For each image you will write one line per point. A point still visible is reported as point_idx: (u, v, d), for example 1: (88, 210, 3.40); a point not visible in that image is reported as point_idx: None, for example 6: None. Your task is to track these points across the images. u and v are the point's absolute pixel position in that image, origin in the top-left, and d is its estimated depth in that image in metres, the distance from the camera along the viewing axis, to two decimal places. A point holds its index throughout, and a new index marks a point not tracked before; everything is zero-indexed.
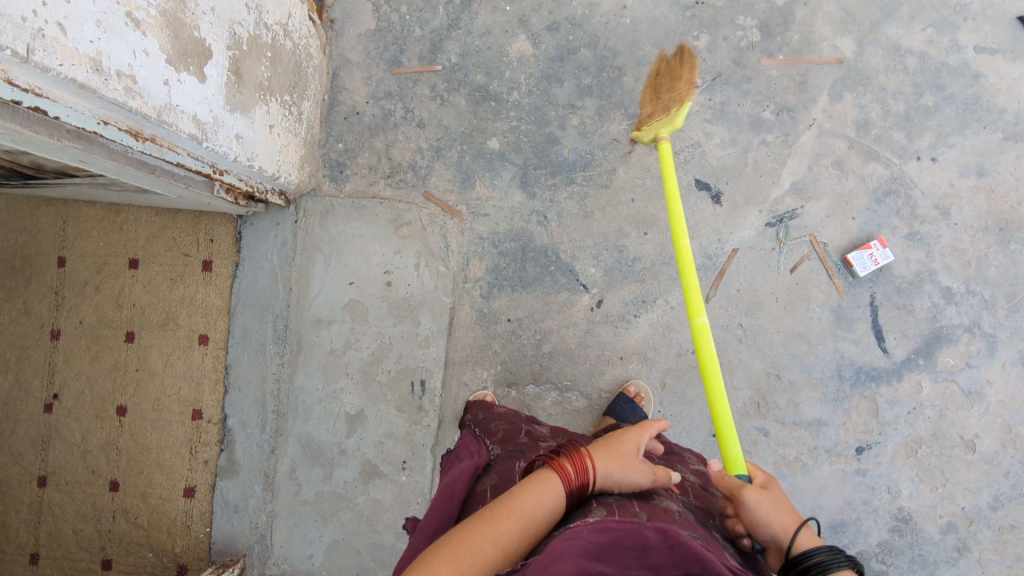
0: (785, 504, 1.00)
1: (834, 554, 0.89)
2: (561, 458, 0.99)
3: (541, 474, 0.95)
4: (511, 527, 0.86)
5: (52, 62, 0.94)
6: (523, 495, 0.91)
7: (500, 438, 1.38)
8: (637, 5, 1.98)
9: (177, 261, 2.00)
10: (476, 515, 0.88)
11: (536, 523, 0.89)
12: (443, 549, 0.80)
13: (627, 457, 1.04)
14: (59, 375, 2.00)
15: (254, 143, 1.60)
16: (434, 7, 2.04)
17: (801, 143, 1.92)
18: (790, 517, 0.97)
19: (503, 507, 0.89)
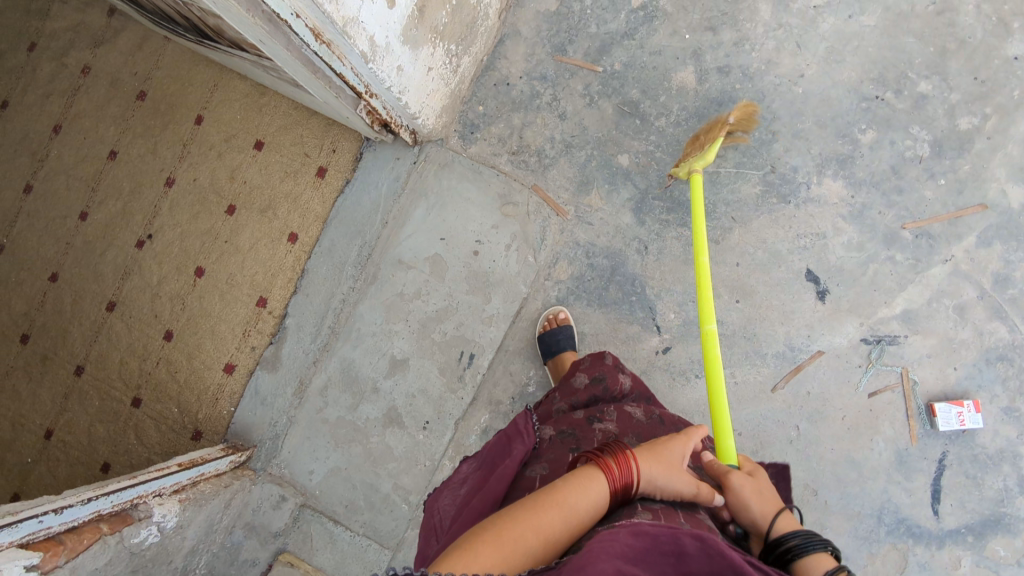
0: (771, 493, 1.11)
1: (808, 538, 0.97)
2: (605, 458, 1.06)
3: (586, 472, 1.03)
4: (552, 518, 0.94)
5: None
6: (567, 490, 0.98)
7: (556, 420, 1.38)
8: (815, 78, 1.92)
9: (296, 158, 2.08)
10: (519, 504, 0.96)
11: (576, 515, 0.96)
12: (488, 535, 0.89)
13: (672, 463, 1.09)
14: (158, 219, 2.13)
15: (410, 79, 1.59)
16: (618, 11, 2.02)
17: (932, 275, 1.83)
18: (770, 504, 1.07)
19: (545, 498, 0.97)
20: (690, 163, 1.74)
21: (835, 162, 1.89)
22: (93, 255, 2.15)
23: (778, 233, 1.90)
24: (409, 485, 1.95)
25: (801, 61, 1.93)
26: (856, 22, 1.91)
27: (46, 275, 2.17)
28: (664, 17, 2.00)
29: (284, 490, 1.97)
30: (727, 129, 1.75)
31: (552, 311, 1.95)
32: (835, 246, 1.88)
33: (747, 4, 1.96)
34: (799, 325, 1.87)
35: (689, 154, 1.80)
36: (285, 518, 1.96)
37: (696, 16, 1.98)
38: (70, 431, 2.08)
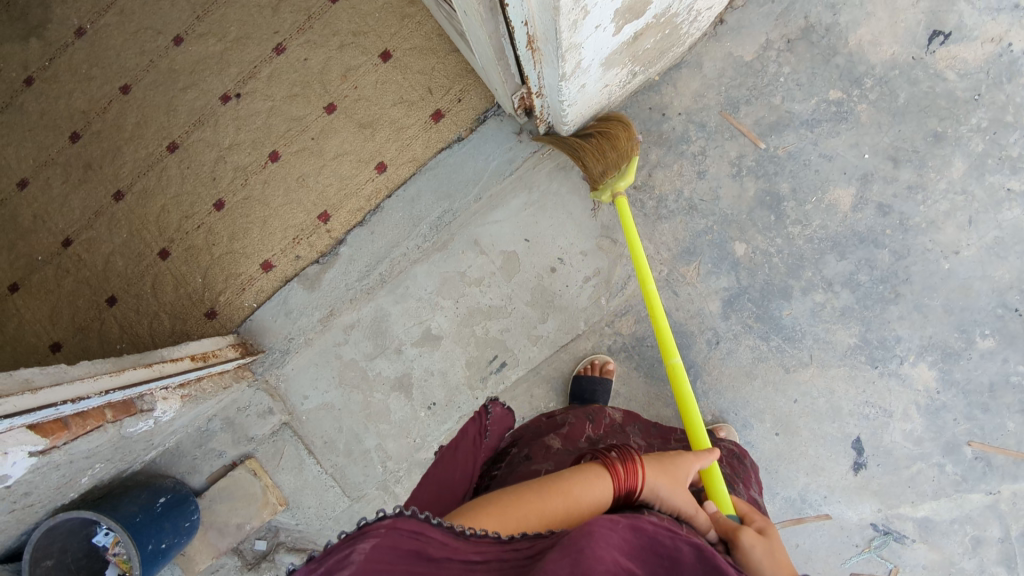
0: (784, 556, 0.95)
1: None
2: (615, 459, 0.98)
3: (591, 467, 0.96)
4: (557, 504, 0.88)
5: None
6: (571, 480, 0.92)
7: (563, 435, 1.35)
8: (968, 260, 1.78)
9: (417, 89, 1.91)
10: (524, 482, 0.91)
11: (581, 509, 0.89)
12: (493, 509, 0.84)
13: (676, 481, 1.01)
14: (253, 81, 1.96)
15: (584, 95, 1.45)
16: (811, 95, 1.83)
17: (970, 498, 1.78)
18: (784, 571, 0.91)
19: (553, 484, 0.91)
20: (612, 181, 1.59)
21: (940, 351, 1.79)
22: (172, 86, 1.99)
23: (849, 390, 1.82)
24: (391, 451, 1.92)
25: (964, 237, 1.78)
26: None
27: (119, 85, 2.00)
28: (855, 124, 1.81)
29: (273, 403, 1.92)
30: (632, 135, 1.62)
31: (595, 357, 1.86)
32: (895, 429, 1.80)
33: (944, 153, 1.78)
34: (822, 482, 1.81)
35: (606, 170, 1.62)
36: (264, 429, 1.93)
37: (887, 140, 1.80)
38: (88, 250, 1.99)
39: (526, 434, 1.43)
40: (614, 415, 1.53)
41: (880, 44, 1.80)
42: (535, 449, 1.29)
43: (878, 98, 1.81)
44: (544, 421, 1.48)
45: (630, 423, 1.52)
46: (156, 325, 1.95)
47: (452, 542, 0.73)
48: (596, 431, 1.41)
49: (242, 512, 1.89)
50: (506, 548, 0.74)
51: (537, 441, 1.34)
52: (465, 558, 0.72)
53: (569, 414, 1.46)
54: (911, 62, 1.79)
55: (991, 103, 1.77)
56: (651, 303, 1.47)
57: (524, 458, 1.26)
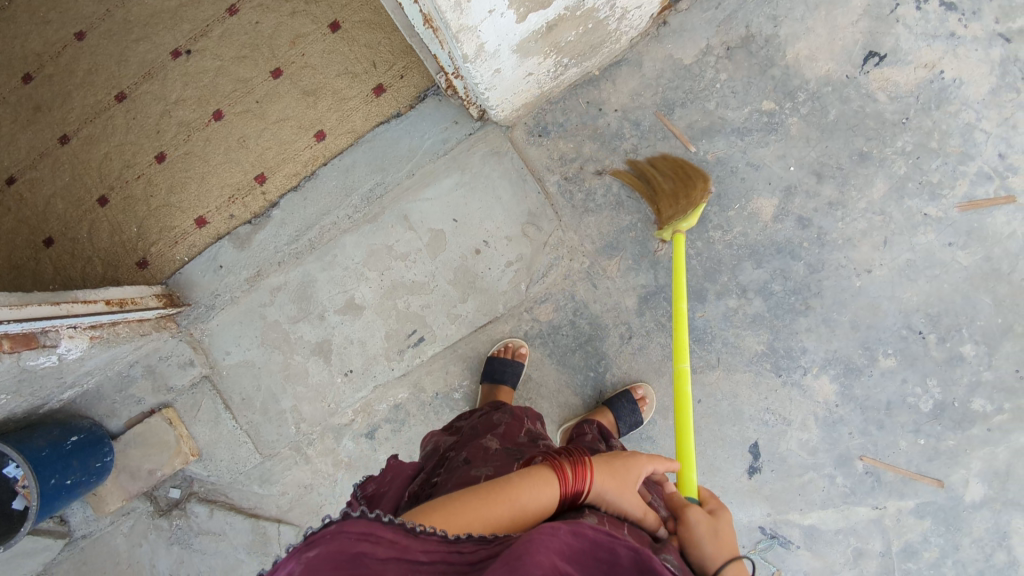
0: (728, 533, 1.07)
1: None
2: (563, 464, 1.03)
3: (539, 472, 1.00)
4: (502, 510, 0.92)
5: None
6: (519, 485, 0.96)
7: (500, 435, 1.36)
8: (878, 280, 1.82)
9: (363, 62, 1.95)
10: (472, 490, 0.94)
11: (526, 515, 0.94)
12: (440, 512, 0.87)
13: (625, 481, 1.07)
14: (205, 40, 1.99)
15: (502, 80, 1.47)
16: (745, 103, 1.85)
17: (856, 510, 1.83)
18: (723, 548, 1.04)
19: (501, 490, 0.94)
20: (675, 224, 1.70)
21: (843, 366, 1.83)
22: (125, 36, 2.02)
23: (751, 396, 1.86)
24: (306, 413, 1.97)
25: (877, 257, 1.82)
26: (951, 253, 1.80)
27: (74, 31, 2.03)
28: (784, 136, 1.84)
29: (195, 356, 1.97)
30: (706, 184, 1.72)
31: (510, 341, 1.91)
32: (792, 438, 1.85)
33: (868, 173, 1.82)
34: (716, 482, 1.86)
35: (675, 215, 1.73)
36: (185, 381, 1.98)
37: (813, 155, 1.84)
38: (31, 190, 2.03)
39: (460, 438, 1.40)
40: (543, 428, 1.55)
41: (817, 60, 1.83)
42: (473, 451, 1.27)
43: (809, 113, 1.84)
44: (479, 422, 1.45)
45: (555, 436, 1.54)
46: (88, 269, 1.99)
47: (401, 542, 0.75)
48: (531, 431, 1.44)
49: (155, 458, 1.96)
50: (452, 552, 0.79)
51: (474, 443, 1.31)
52: (414, 558, 0.75)
53: (504, 413, 1.46)
54: (844, 80, 1.83)
55: (918, 128, 1.81)
56: (676, 289, 1.56)
57: (464, 461, 1.23)
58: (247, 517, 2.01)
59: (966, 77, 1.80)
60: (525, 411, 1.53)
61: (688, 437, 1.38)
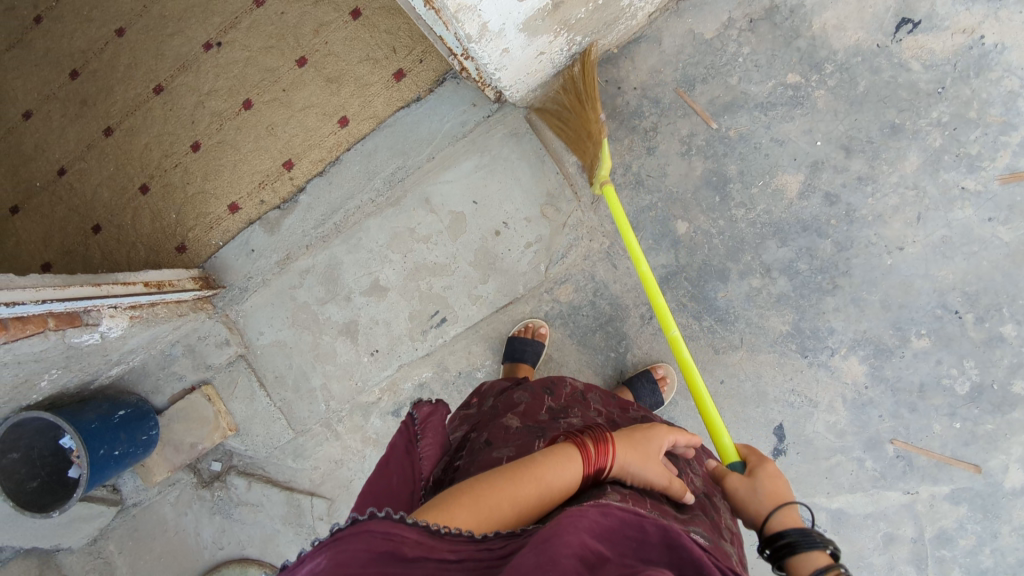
0: (778, 486, 1.06)
1: (806, 534, 0.91)
2: (584, 441, 0.96)
3: (561, 449, 0.93)
4: (529, 492, 0.85)
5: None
6: (543, 464, 0.89)
7: (521, 413, 1.26)
8: (911, 257, 1.75)
9: (383, 48, 2.01)
10: (494, 472, 0.86)
11: (552, 495, 0.87)
12: (464, 497, 0.80)
13: (649, 454, 1.01)
14: (234, 31, 2.08)
15: (512, 60, 1.50)
16: (769, 77, 1.81)
17: (886, 496, 1.77)
18: (769, 499, 1.03)
19: (525, 469, 0.87)
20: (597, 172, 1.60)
21: (873, 346, 1.77)
22: (161, 32, 2.12)
23: (776, 377, 1.82)
24: (335, 391, 2.04)
25: (911, 234, 1.75)
26: (989, 229, 1.72)
27: (114, 28, 2.14)
28: (810, 110, 1.80)
29: (231, 336, 2.06)
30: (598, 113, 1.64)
31: (530, 321, 1.93)
32: (818, 420, 1.80)
33: (900, 146, 1.76)
34: None
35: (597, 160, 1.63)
36: (222, 359, 2.08)
37: (841, 128, 1.78)
38: (80, 180, 2.16)
39: (480, 419, 1.32)
40: (575, 381, 1.43)
41: (846, 29, 1.77)
42: (494, 432, 1.19)
43: (837, 85, 1.78)
44: (499, 402, 1.35)
45: (592, 391, 1.42)
46: (133, 254, 2.11)
47: (427, 541, 0.69)
48: (555, 404, 1.31)
49: (196, 432, 2.07)
50: (480, 548, 0.73)
51: (494, 423, 1.23)
52: (441, 557, 0.69)
53: (524, 392, 1.34)
54: (875, 50, 1.76)
55: (955, 98, 1.73)
56: (647, 282, 1.48)
57: (484, 443, 1.15)
58: (282, 489, 2.10)
59: (1008, 42, 1.71)
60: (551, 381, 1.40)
61: (709, 407, 1.34)
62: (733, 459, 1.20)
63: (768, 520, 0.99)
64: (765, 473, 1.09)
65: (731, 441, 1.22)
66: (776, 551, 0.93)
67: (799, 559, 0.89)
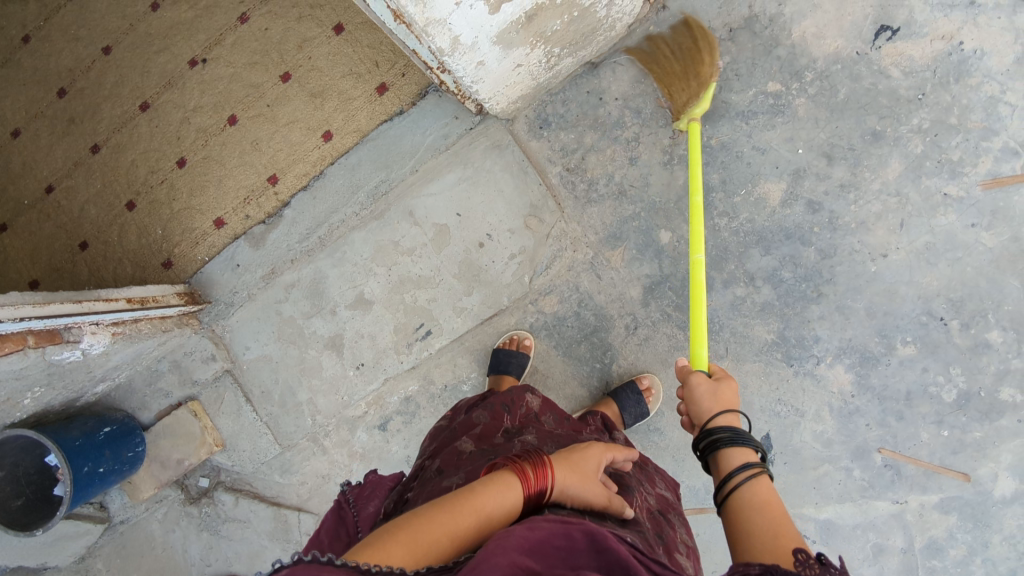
0: (725, 392, 1.15)
1: (736, 433, 1.03)
2: (523, 465, 0.95)
3: (499, 475, 0.92)
4: (467, 521, 0.82)
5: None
6: (479, 491, 0.87)
7: (476, 435, 1.28)
8: (896, 265, 1.75)
9: (365, 62, 2.02)
10: (430, 505, 0.84)
11: (491, 523, 0.85)
12: (400, 531, 0.77)
13: (586, 475, 1.01)
14: (218, 48, 2.10)
15: (489, 72, 1.50)
16: (749, 85, 1.81)
17: (875, 505, 1.76)
18: (717, 403, 1.12)
19: (461, 500, 0.85)
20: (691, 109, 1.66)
21: (859, 354, 1.76)
22: (147, 49, 2.14)
23: (762, 386, 1.81)
24: (321, 405, 2.04)
25: (894, 240, 1.75)
26: (973, 234, 1.72)
27: (101, 46, 2.16)
28: (791, 118, 1.80)
29: (217, 351, 2.06)
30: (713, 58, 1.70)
31: (515, 332, 1.92)
32: (805, 429, 1.79)
33: (882, 152, 1.75)
34: None
35: (688, 100, 1.70)
36: (209, 375, 2.08)
37: (822, 136, 1.78)
38: (67, 198, 2.17)
39: (440, 443, 1.34)
40: (533, 401, 1.42)
41: (824, 37, 1.77)
42: (447, 458, 1.21)
43: (817, 93, 1.78)
44: (460, 421, 1.38)
45: (547, 412, 1.41)
46: (119, 270, 2.12)
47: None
48: (512, 425, 1.32)
49: (183, 448, 2.06)
50: None
51: (449, 449, 1.26)
52: None
53: (484, 411, 1.36)
54: (854, 57, 1.76)
55: (935, 104, 1.73)
56: (697, 212, 1.41)
57: (438, 472, 1.17)
58: (269, 505, 2.09)
59: (987, 48, 1.71)
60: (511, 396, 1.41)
61: (698, 314, 1.34)
62: (702, 367, 1.27)
63: (710, 420, 1.09)
64: (727, 384, 1.17)
65: (705, 350, 1.29)
66: (708, 446, 1.05)
67: (726, 453, 1.02)
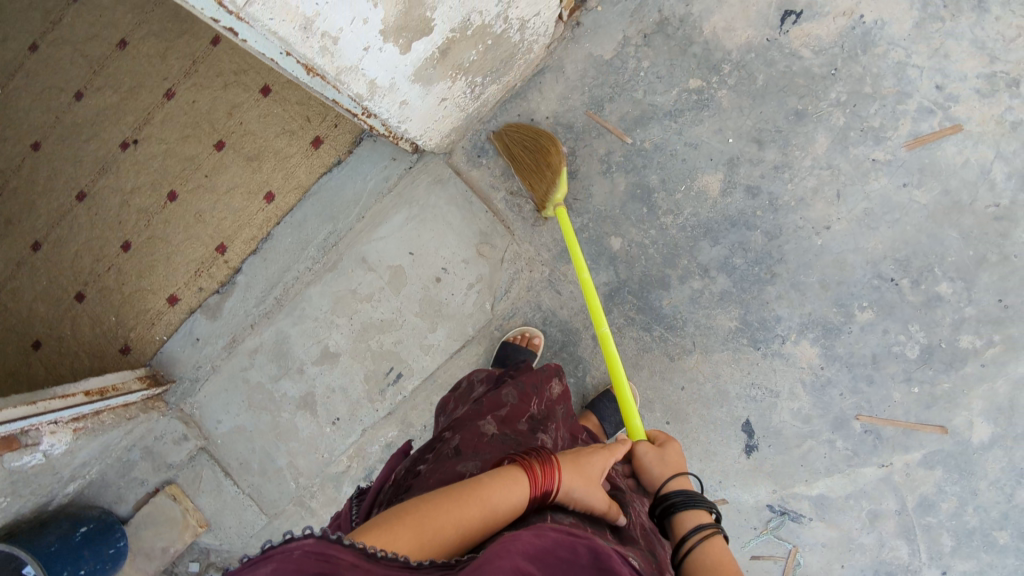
0: (674, 458, 1.17)
1: (690, 497, 1.05)
2: (530, 463, 0.95)
3: (508, 471, 0.92)
4: (472, 515, 0.83)
5: (264, 14, 0.96)
6: (487, 486, 0.87)
7: (500, 417, 1.26)
8: (839, 235, 1.79)
9: (297, 119, 2.04)
10: (438, 494, 0.85)
11: (496, 519, 0.85)
12: (407, 518, 0.78)
13: (591, 478, 1.01)
14: (148, 127, 2.11)
15: (414, 110, 1.52)
16: (671, 85, 1.87)
17: (863, 472, 1.77)
18: (669, 467, 1.14)
19: (468, 492, 0.86)
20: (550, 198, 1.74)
21: (821, 327, 1.79)
22: (76, 139, 2.14)
23: (734, 374, 1.82)
24: (302, 466, 1.99)
25: (834, 212, 1.80)
26: (907, 194, 1.77)
27: (30, 143, 2.17)
28: (716, 111, 1.85)
29: (188, 431, 2.01)
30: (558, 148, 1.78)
31: (525, 329, 1.89)
32: (783, 409, 1.80)
33: (807, 130, 1.81)
34: (715, 466, 1.82)
35: (546, 189, 1.75)
36: (183, 455, 2.02)
37: (749, 123, 1.84)
38: (14, 299, 2.13)
39: (464, 412, 1.32)
40: (556, 388, 1.43)
41: (734, 29, 1.84)
42: (467, 437, 1.20)
43: (737, 83, 1.84)
44: (485, 394, 1.34)
45: (563, 404, 1.42)
46: (76, 364, 2.07)
47: (363, 563, 0.66)
48: (535, 415, 1.31)
49: (165, 536, 1.99)
50: None
51: (471, 425, 1.24)
52: None
53: (512, 389, 1.33)
54: (765, 44, 1.83)
55: (848, 77, 1.80)
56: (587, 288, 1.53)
57: (454, 451, 1.16)
58: None
59: (887, 17, 1.78)
60: (536, 380, 1.39)
61: (623, 386, 1.36)
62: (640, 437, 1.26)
63: (664, 482, 1.11)
64: (670, 446, 1.20)
65: (640, 421, 1.28)
66: (665, 510, 1.06)
67: (681, 518, 1.03)
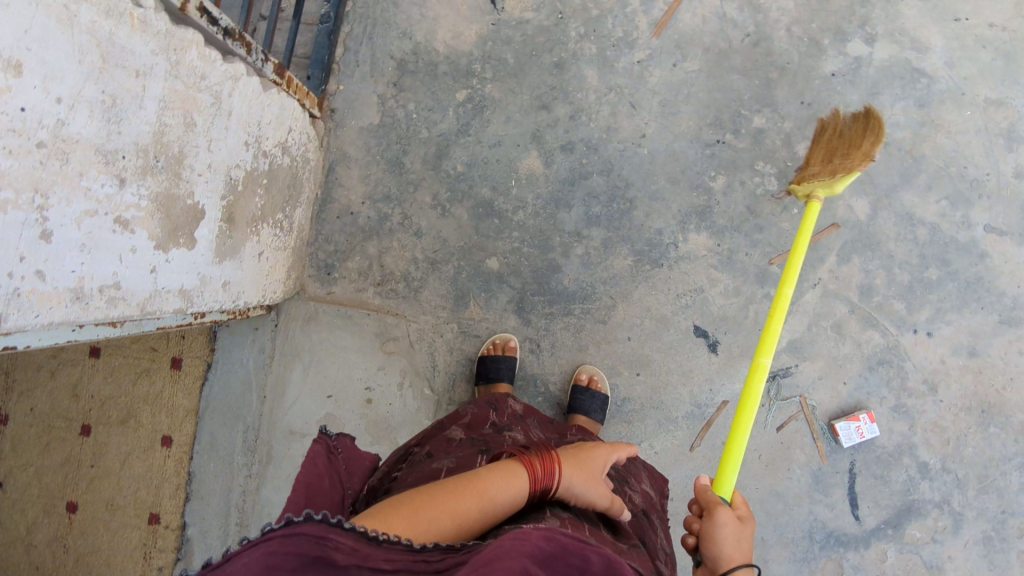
0: (749, 546, 1.02)
1: None
2: (531, 456, 0.97)
3: (507, 466, 0.94)
4: (469, 504, 0.85)
5: (26, 318, 0.87)
6: (487, 480, 0.90)
7: (465, 425, 1.30)
8: (656, 135, 1.91)
9: (142, 356, 1.90)
10: (437, 487, 0.88)
11: (494, 509, 0.87)
12: (404, 509, 0.81)
13: (593, 474, 1.02)
14: (4, 461, 1.92)
15: (241, 283, 1.47)
16: (445, 109, 1.93)
17: (804, 301, 1.90)
18: (740, 555, 0.99)
19: (467, 484, 0.88)
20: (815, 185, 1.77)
21: (695, 214, 1.90)
22: None
23: (660, 298, 1.89)
24: None
25: (639, 120, 1.91)
26: (681, 71, 1.93)
27: None
28: (494, 104, 1.93)
29: None
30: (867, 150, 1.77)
31: (496, 337, 1.87)
32: (715, 297, 1.89)
33: (573, 73, 1.93)
34: (699, 381, 1.87)
35: (817, 173, 1.80)
36: None
37: (526, 98, 1.92)
38: None
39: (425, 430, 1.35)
40: (516, 405, 1.43)
41: (462, 33, 1.95)
42: (436, 444, 1.23)
43: (494, 73, 1.94)
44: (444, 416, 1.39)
45: (531, 415, 1.43)
46: None
47: (362, 548, 0.69)
48: (500, 417, 1.34)
49: None
50: (416, 561, 0.70)
51: (438, 437, 1.27)
52: (375, 565, 0.68)
53: (469, 405, 1.38)
54: (494, 28, 1.95)
55: (574, 13, 1.94)
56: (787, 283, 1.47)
57: (426, 455, 1.19)
58: None
59: None
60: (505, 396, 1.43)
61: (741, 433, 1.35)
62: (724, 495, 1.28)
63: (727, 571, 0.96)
64: (747, 531, 1.05)
65: (733, 479, 1.29)
66: None
67: None
